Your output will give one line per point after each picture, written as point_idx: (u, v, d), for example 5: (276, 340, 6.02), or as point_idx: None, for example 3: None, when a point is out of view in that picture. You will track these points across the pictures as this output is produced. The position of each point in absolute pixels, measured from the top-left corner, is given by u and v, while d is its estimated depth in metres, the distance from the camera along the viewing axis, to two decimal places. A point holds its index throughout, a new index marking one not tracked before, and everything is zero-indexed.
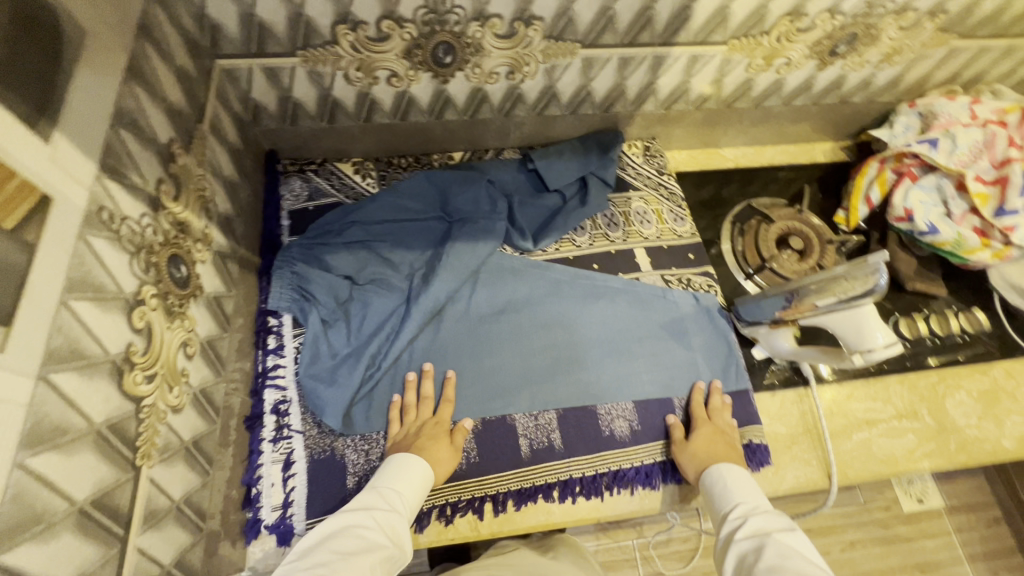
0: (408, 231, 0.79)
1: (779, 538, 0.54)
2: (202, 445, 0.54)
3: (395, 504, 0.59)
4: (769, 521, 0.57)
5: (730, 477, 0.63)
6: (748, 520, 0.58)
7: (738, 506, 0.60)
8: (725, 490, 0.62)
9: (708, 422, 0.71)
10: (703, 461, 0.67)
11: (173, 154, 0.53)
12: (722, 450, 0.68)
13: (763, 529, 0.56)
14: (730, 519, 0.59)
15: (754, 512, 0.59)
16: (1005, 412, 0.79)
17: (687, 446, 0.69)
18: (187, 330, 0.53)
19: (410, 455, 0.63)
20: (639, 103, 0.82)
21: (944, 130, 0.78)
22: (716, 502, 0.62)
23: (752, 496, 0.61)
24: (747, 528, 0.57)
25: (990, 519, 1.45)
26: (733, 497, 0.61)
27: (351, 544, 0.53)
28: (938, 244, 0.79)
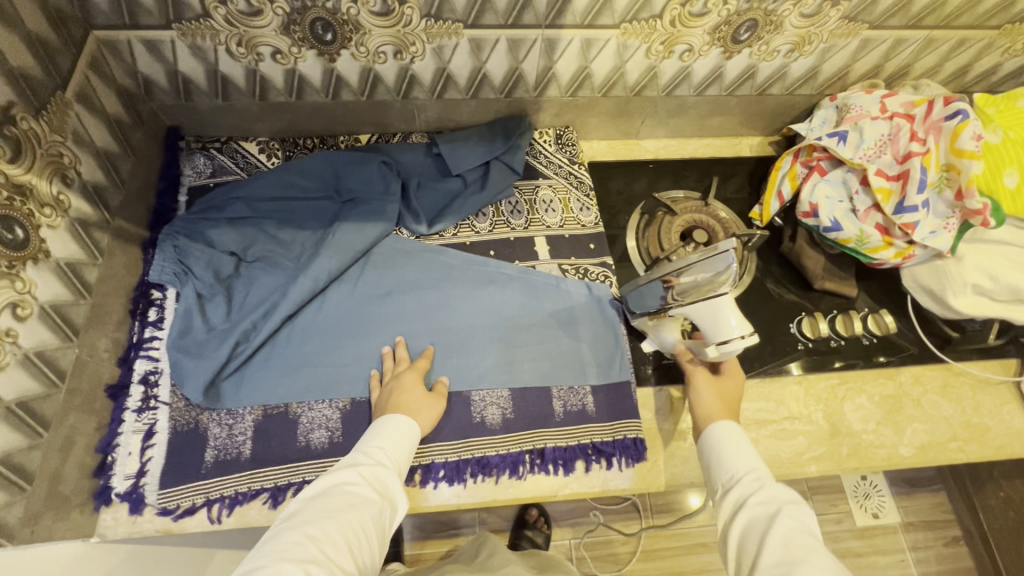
0: (300, 210, 0.79)
1: (793, 512, 0.51)
2: (33, 406, 0.56)
3: (382, 459, 0.58)
4: (780, 491, 0.54)
5: (736, 437, 0.61)
6: (762, 487, 0.55)
7: (751, 473, 0.57)
8: (738, 452, 0.59)
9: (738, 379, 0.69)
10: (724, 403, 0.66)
11: (13, 117, 0.54)
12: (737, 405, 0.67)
13: (778, 500, 0.53)
14: (744, 483, 0.56)
15: (768, 480, 0.55)
16: (907, 418, 0.75)
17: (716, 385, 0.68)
18: (19, 292, 0.54)
19: (390, 415, 0.63)
20: (542, 88, 0.81)
21: (853, 123, 0.75)
22: (724, 463, 0.59)
23: (761, 464, 0.58)
24: (760, 495, 0.54)
25: (949, 538, 1.39)
26: (747, 461, 0.58)
27: (341, 501, 0.52)
28: (842, 240, 0.76)
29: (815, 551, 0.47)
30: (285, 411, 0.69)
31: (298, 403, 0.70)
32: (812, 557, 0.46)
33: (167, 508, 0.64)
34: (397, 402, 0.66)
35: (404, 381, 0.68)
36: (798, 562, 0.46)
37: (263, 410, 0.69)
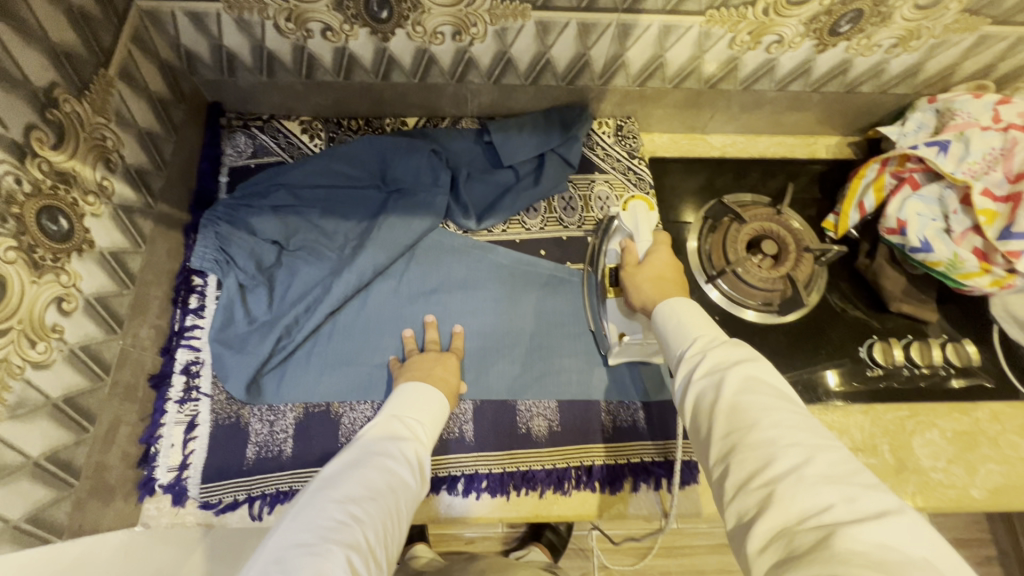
0: (345, 199, 0.76)
1: (743, 370, 0.46)
2: (78, 401, 0.55)
3: (417, 435, 0.58)
4: (730, 352, 0.49)
5: (679, 319, 0.56)
6: (707, 354, 0.49)
7: (694, 346, 0.51)
8: (681, 330, 0.55)
9: (665, 249, 0.66)
10: (653, 285, 0.62)
11: (56, 99, 0.50)
12: (673, 276, 0.63)
13: (725, 361, 0.48)
14: (687, 357, 0.51)
15: (713, 347, 0.50)
16: (981, 458, 0.69)
17: (640, 270, 0.65)
18: (64, 285, 0.52)
19: (431, 387, 0.63)
20: (608, 76, 0.75)
21: (958, 132, 0.67)
22: (671, 346, 0.54)
23: (708, 331, 0.53)
24: (705, 364, 0.49)
25: (982, 558, 1.21)
26: (690, 335, 0.53)
27: (379, 478, 0.51)
28: (930, 263, 0.70)
29: (772, 405, 0.43)
30: (326, 410, 0.67)
31: (339, 402, 0.68)
32: (770, 415, 0.42)
33: (208, 502, 0.63)
34: (436, 375, 0.65)
35: (448, 365, 0.67)
36: (753, 428, 0.42)
37: (305, 408, 0.67)
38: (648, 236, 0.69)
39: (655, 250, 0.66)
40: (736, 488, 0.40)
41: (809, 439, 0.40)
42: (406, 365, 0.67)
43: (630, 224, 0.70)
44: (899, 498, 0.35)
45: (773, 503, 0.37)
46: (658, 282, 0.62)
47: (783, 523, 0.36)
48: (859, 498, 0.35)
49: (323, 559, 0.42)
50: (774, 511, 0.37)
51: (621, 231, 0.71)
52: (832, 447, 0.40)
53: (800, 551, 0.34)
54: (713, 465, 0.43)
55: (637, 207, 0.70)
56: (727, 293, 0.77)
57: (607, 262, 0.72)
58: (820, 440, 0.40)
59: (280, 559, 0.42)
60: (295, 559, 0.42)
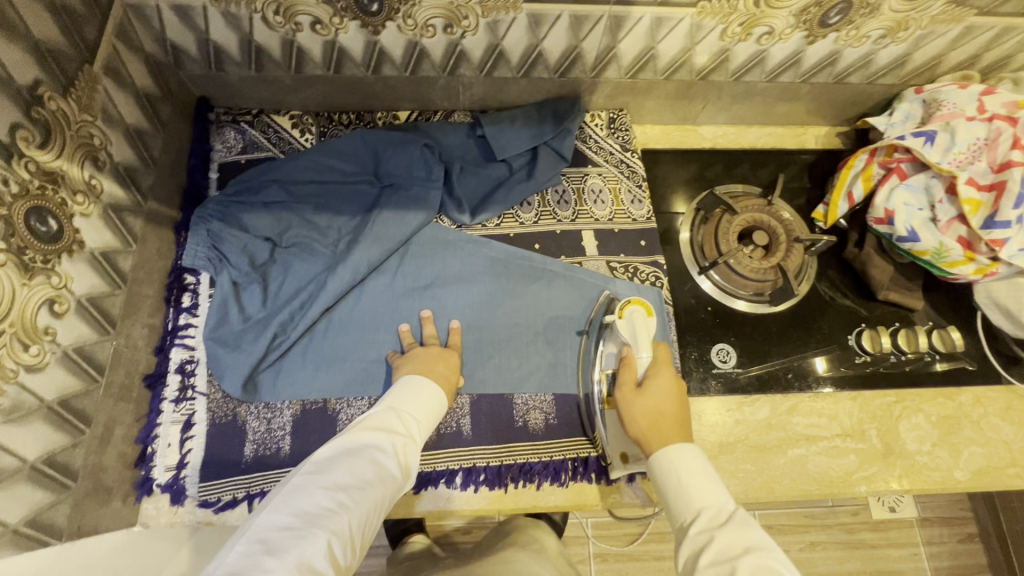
0: (337, 193, 0.75)
1: (750, 563, 0.45)
2: (73, 403, 0.54)
3: (412, 430, 0.59)
4: (736, 535, 0.48)
5: (682, 472, 0.55)
6: (712, 538, 0.49)
7: (698, 520, 0.51)
8: (680, 493, 0.54)
9: (665, 371, 0.63)
10: (647, 418, 0.60)
11: (41, 98, 0.49)
12: (670, 410, 0.60)
13: (732, 547, 0.47)
14: (692, 536, 0.50)
15: (718, 527, 0.50)
16: (965, 441, 0.71)
17: (636, 396, 0.62)
18: (55, 287, 0.51)
19: (430, 383, 0.63)
20: (600, 68, 0.74)
21: (944, 122, 0.68)
22: (674, 510, 0.54)
23: (710, 499, 0.52)
24: (710, 550, 0.48)
25: (964, 535, 1.25)
26: (693, 503, 0.52)
27: (369, 469, 0.52)
28: (917, 252, 0.71)
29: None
30: (323, 406, 0.67)
31: (337, 398, 0.68)
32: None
33: (207, 500, 0.63)
34: (439, 372, 0.65)
35: (449, 362, 0.67)
36: None
37: (302, 404, 0.67)
38: (648, 347, 0.66)
39: (655, 371, 0.63)
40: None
41: None
42: (405, 357, 0.67)
43: (629, 333, 0.67)
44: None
45: None
46: (654, 420, 0.59)
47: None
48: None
49: (305, 543, 0.45)
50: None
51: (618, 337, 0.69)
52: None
53: None
54: None
55: (633, 313, 0.68)
56: (719, 285, 0.78)
57: (605, 369, 0.69)
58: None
59: (266, 539, 0.45)
60: (279, 542, 0.45)
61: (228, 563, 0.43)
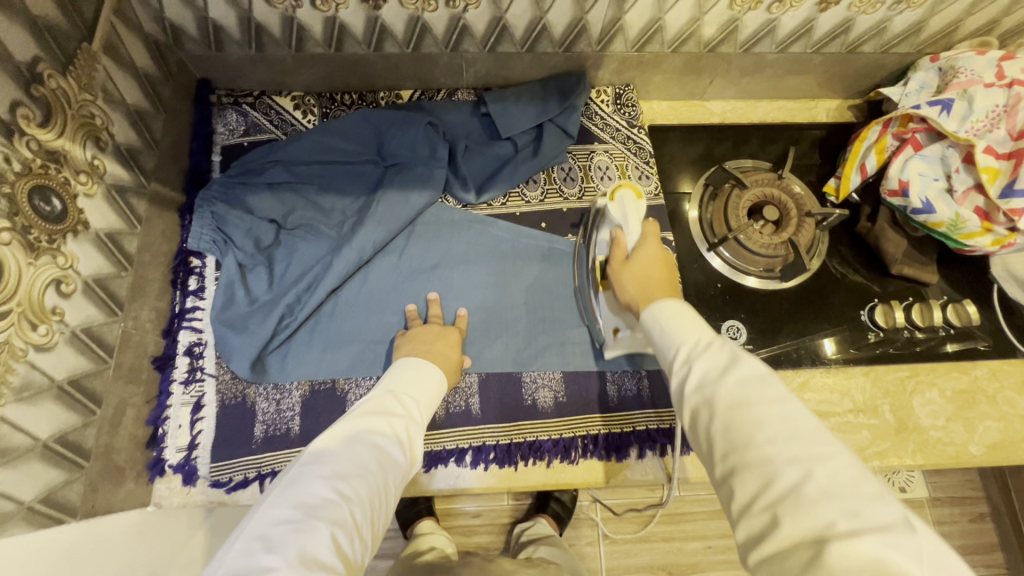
0: (341, 174, 0.75)
1: (729, 380, 0.43)
2: (84, 383, 0.54)
3: (411, 412, 0.58)
4: (716, 356, 0.46)
5: (665, 318, 0.53)
6: (693, 365, 0.46)
7: (680, 353, 0.49)
8: (665, 336, 0.52)
9: (653, 242, 0.64)
10: (638, 284, 0.61)
11: (40, 75, 0.49)
12: (658, 272, 0.61)
13: (712, 371, 0.45)
14: (676, 370, 0.48)
15: (700, 351, 0.47)
16: (980, 415, 0.70)
17: (625, 267, 0.63)
18: (61, 267, 0.51)
19: (429, 363, 0.63)
20: (605, 42, 0.73)
21: (961, 90, 0.67)
22: (661, 348, 0.52)
23: (692, 334, 0.50)
24: (692, 376, 0.46)
25: (976, 514, 1.24)
26: (677, 340, 0.50)
27: (368, 455, 0.50)
28: (932, 224, 0.70)
29: (768, 413, 0.40)
30: (332, 386, 0.67)
31: (345, 379, 0.68)
32: (765, 432, 0.39)
33: (219, 480, 0.64)
34: (438, 350, 0.65)
35: (449, 339, 0.67)
36: (747, 450, 0.39)
37: (310, 385, 0.67)
38: (636, 227, 0.66)
39: (642, 244, 0.64)
40: (742, 512, 0.38)
41: (810, 451, 0.37)
42: (406, 339, 0.67)
43: (619, 215, 0.67)
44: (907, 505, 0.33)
45: (778, 528, 0.35)
46: (642, 285, 0.60)
47: (793, 541, 0.34)
48: (864, 513, 0.33)
49: (308, 535, 0.42)
50: (780, 537, 0.35)
51: (608, 221, 0.69)
52: (833, 453, 0.37)
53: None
54: (719, 484, 0.41)
55: (625, 196, 0.67)
56: (728, 261, 0.77)
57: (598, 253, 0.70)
58: (819, 445, 0.38)
59: (266, 536, 0.42)
60: (280, 537, 0.41)
61: (225, 569, 0.39)
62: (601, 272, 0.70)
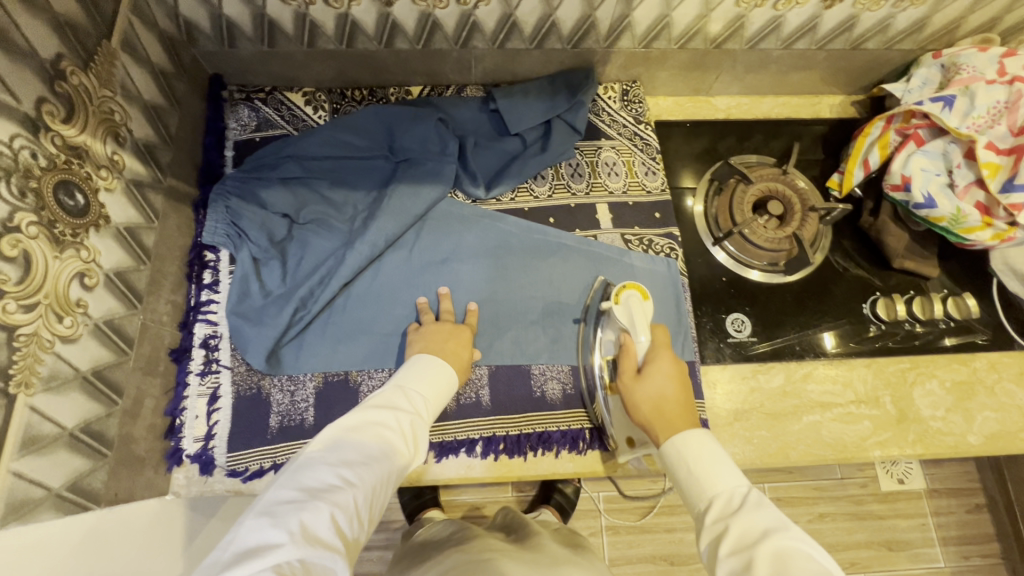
0: (353, 170, 0.76)
1: (773, 547, 0.44)
2: (107, 374, 0.56)
3: (418, 407, 0.59)
4: (757, 518, 0.47)
5: (691, 456, 0.54)
6: (730, 524, 0.47)
7: (714, 506, 0.50)
8: (693, 478, 0.53)
9: (664, 354, 0.64)
10: (650, 406, 0.60)
11: (63, 72, 0.49)
12: (672, 393, 0.60)
13: (753, 533, 0.46)
14: (709, 524, 0.49)
15: (737, 508, 0.49)
16: (979, 406, 0.72)
17: (637, 385, 0.62)
18: (85, 261, 0.52)
19: (439, 360, 0.63)
20: (613, 38, 0.74)
21: (963, 87, 0.68)
22: (689, 491, 0.53)
23: (724, 482, 0.51)
24: (729, 538, 0.46)
25: (972, 505, 1.26)
26: (709, 488, 0.51)
27: (374, 445, 0.52)
28: (933, 219, 0.71)
29: None
30: (345, 378, 0.69)
31: (358, 370, 0.69)
32: None
33: (235, 470, 0.65)
34: (451, 349, 0.66)
35: (461, 338, 0.67)
36: None
37: (324, 376, 0.68)
38: (645, 331, 0.67)
39: (654, 358, 0.64)
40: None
41: None
42: (421, 333, 0.67)
43: (626, 317, 0.68)
44: None
45: None
46: (657, 408, 0.60)
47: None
48: None
49: (309, 515, 0.45)
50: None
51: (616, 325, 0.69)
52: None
53: None
54: None
55: (629, 296, 0.69)
56: (733, 255, 0.78)
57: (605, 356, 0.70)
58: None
59: (273, 510, 0.45)
60: (284, 514, 0.44)
61: (235, 538, 0.43)
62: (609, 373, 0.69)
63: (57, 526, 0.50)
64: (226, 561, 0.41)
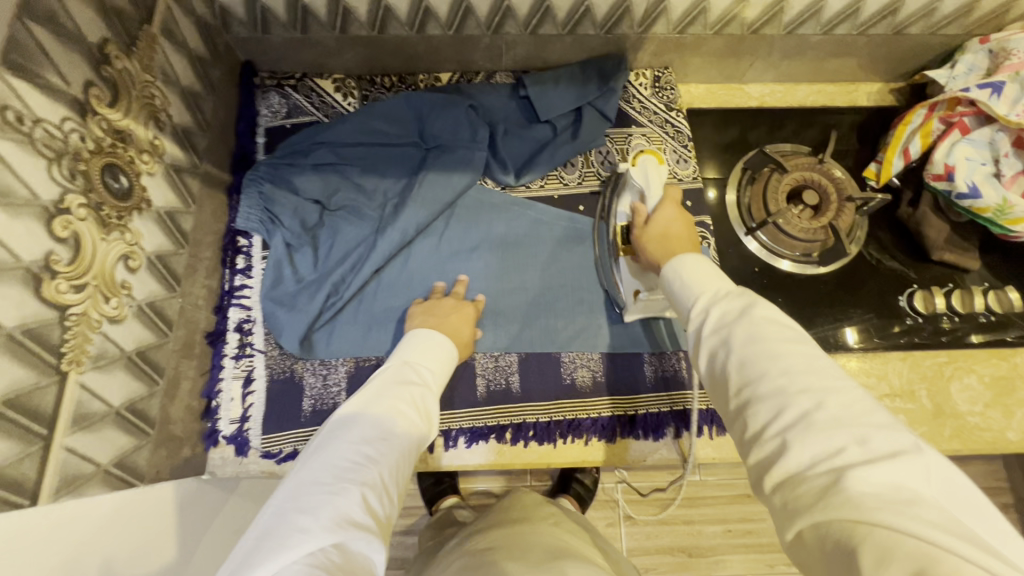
0: (384, 157, 0.76)
1: (750, 319, 0.44)
2: (149, 355, 0.57)
3: (426, 381, 0.58)
4: (736, 303, 0.47)
5: (679, 264, 0.55)
6: (713, 311, 0.47)
7: (700, 299, 0.50)
8: (681, 282, 0.53)
9: (672, 206, 0.66)
10: (657, 242, 0.63)
11: (108, 56, 0.50)
12: (678, 232, 0.63)
13: (733, 314, 0.46)
14: (693, 311, 0.49)
15: (720, 299, 0.48)
16: (1018, 402, 0.70)
17: (645, 229, 0.65)
18: (129, 243, 0.53)
19: (441, 336, 0.63)
20: (648, 23, 0.73)
21: (1013, 73, 0.66)
22: (678, 291, 0.53)
23: (707, 281, 0.51)
24: (710, 319, 0.47)
25: (1000, 505, 1.23)
26: (694, 284, 0.52)
27: (390, 421, 0.51)
28: (977, 209, 0.69)
29: (785, 353, 0.41)
30: (376, 363, 0.69)
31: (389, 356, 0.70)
32: (780, 366, 0.41)
33: (270, 452, 0.66)
34: (449, 325, 0.66)
35: (463, 315, 0.67)
36: (762, 379, 0.41)
37: (355, 361, 0.69)
38: (658, 192, 0.68)
39: (662, 207, 0.66)
40: (754, 440, 0.40)
41: (821, 380, 0.40)
42: (419, 311, 0.67)
43: (641, 180, 0.70)
44: (911, 434, 0.36)
45: (789, 450, 0.37)
46: (664, 239, 0.62)
47: (802, 463, 0.36)
48: (872, 440, 0.35)
49: (339, 498, 0.42)
50: (789, 460, 0.37)
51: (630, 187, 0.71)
52: (845, 388, 0.39)
53: (806, 493, 0.35)
54: (731, 419, 0.43)
55: (646, 161, 0.70)
56: (766, 245, 0.77)
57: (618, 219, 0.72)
58: (833, 381, 0.40)
59: (297, 497, 0.42)
60: (313, 499, 0.42)
61: (260, 530, 0.40)
62: (623, 236, 0.70)
63: (55, 523, 0.45)
64: (257, 554, 0.38)
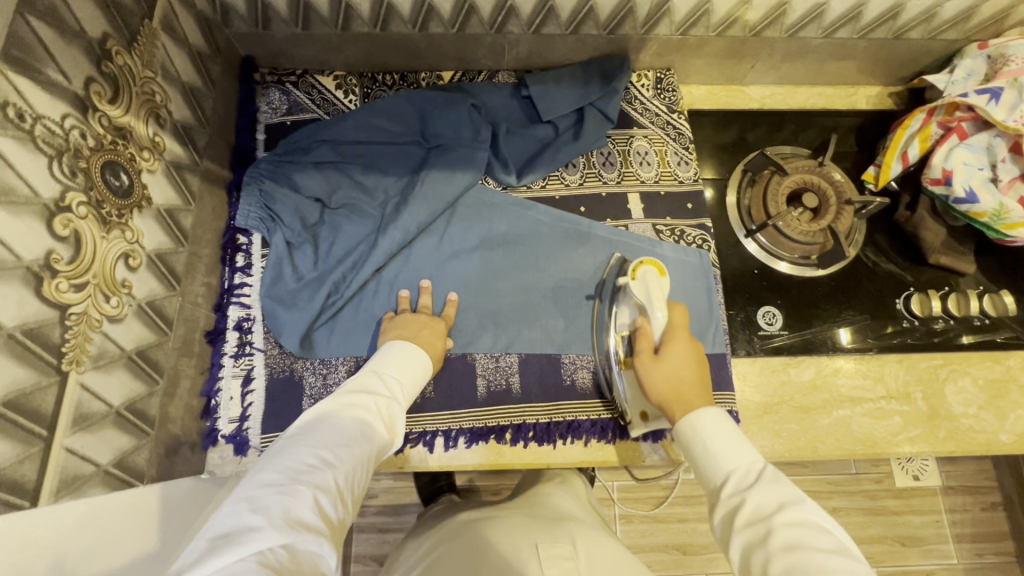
0: (385, 155, 0.75)
1: (787, 519, 0.44)
2: (148, 354, 0.56)
3: (395, 392, 0.58)
4: (772, 492, 0.47)
5: (709, 432, 0.54)
6: (745, 498, 0.47)
7: (731, 481, 0.49)
8: (709, 455, 0.53)
9: (681, 337, 0.64)
10: (672, 383, 0.60)
11: (109, 51, 0.49)
12: (690, 374, 0.61)
13: (768, 507, 0.46)
14: (725, 499, 0.49)
15: (750, 484, 0.48)
16: (1011, 404, 0.71)
17: (657, 364, 0.62)
18: (129, 242, 0.52)
19: (416, 347, 0.63)
20: (651, 24, 0.73)
21: (1011, 79, 0.66)
22: (707, 467, 0.52)
23: (738, 460, 0.51)
24: (745, 510, 0.46)
25: (988, 504, 1.25)
26: (727, 461, 0.51)
27: (353, 426, 0.50)
28: (974, 214, 0.70)
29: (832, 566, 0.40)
30: None
31: None
32: None
33: None
34: (425, 338, 0.65)
35: (436, 330, 0.67)
36: None
37: (355, 361, 0.69)
38: (661, 308, 0.66)
39: (671, 339, 0.64)
40: None
41: None
42: (395, 323, 0.67)
43: (642, 294, 0.68)
44: None
45: None
46: (677, 385, 0.60)
47: None
48: None
49: (290, 498, 0.41)
50: None
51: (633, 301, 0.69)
52: None
53: None
54: None
55: (646, 273, 0.68)
56: (765, 247, 0.77)
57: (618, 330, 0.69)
58: None
59: (250, 496, 0.41)
60: (265, 498, 0.41)
61: (209, 527, 0.39)
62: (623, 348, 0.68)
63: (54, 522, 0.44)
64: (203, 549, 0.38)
